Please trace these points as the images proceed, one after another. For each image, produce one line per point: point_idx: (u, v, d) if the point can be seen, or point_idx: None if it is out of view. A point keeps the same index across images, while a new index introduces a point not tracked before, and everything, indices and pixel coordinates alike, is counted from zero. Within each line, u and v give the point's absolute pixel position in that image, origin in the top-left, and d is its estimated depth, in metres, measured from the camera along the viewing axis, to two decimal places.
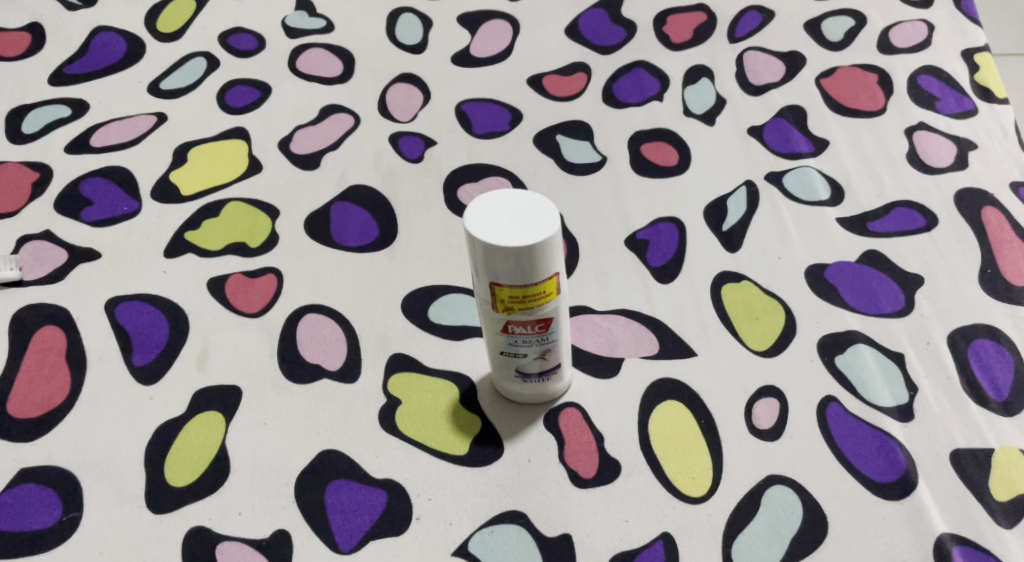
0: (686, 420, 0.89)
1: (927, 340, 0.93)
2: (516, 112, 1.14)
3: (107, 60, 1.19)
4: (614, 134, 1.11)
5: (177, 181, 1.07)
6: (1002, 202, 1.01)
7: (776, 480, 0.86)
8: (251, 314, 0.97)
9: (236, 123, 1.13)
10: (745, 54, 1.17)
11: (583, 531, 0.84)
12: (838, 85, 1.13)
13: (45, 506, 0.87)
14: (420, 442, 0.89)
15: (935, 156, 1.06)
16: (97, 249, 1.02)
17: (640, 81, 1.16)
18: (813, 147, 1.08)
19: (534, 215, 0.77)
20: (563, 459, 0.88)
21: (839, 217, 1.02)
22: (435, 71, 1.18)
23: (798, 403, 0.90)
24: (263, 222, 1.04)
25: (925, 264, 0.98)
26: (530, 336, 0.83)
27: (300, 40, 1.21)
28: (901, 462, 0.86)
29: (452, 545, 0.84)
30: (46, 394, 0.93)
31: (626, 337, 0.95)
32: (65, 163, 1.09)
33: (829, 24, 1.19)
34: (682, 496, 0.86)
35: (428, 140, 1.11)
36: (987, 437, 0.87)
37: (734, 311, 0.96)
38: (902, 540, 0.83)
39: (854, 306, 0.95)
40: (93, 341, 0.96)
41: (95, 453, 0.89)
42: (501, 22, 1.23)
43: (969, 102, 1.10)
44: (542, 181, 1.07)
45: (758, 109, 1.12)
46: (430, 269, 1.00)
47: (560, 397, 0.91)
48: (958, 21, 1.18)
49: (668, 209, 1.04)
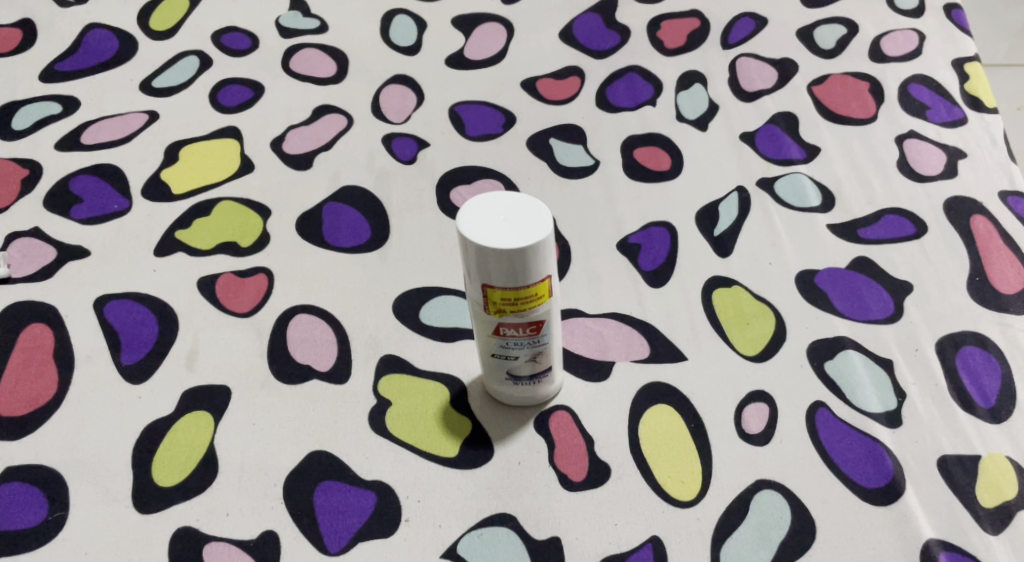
0: (676, 423, 0.90)
1: (916, 347, 0.93)
2: (510, 115, 1.14)
3: (100, 57, 1.18)
4: (607, 138, 1.11)
5: (168, 180, 1.07)
6: (991, 211, 1.02)
7: (766, 485, 0.86)
8: (241, 313, 0.97)
9: (228, 122, 1.13)
10: (739, 61, 1.17)
11: (572, 534, 0.84)
12: (830, 93, 1.14)
13: (30, 505, 0.86)
14: (410, 444, 0.89)
15: (924, 164, 1.06)
16: (87, 247, 1.02)
17: (633, 85, 1.16)
18: (806, 154, 1.08)
19: (527, 218, 0.78)
20: (553, 461, 0.88)
21: (831, 223, 1.02)
22: (429, 73, 1.18)
23: (788, 408, 0.90)
24: (255, 222, 1.04)
25: (915, 271, 0.98)
26: (522, 339, 0.82)
27: (294, 41, 1.21)
28: (889, 469, 0.87)
29: (441, 547, 0.84)
30: (34, 392, 0.92)
31: (618, 340, 0.95)
32: (55, 161, 1.09)
33: (822, 32, 1.20)
34: (671, 501, 0.86)
35: (422, 141, 1.11)
36: (974, 443, 0.88)
37: (725, 316, 0.96)
38: (889, 545, 0.83)
39: (844, 312, 0.96)
40: (81, 339, 0.95)
41: (83, 452, 0.89)
42: (496, 25, 1.23)
43: (960, 110, 1.11)
44: (535, 184, 1.07)
45: (751, 115, 1.12)
46: (422, 271, 1.00)
47: (551, 400, 0.91)
48: (949, 30, 1.19)
49: (661, 214, 1.04)
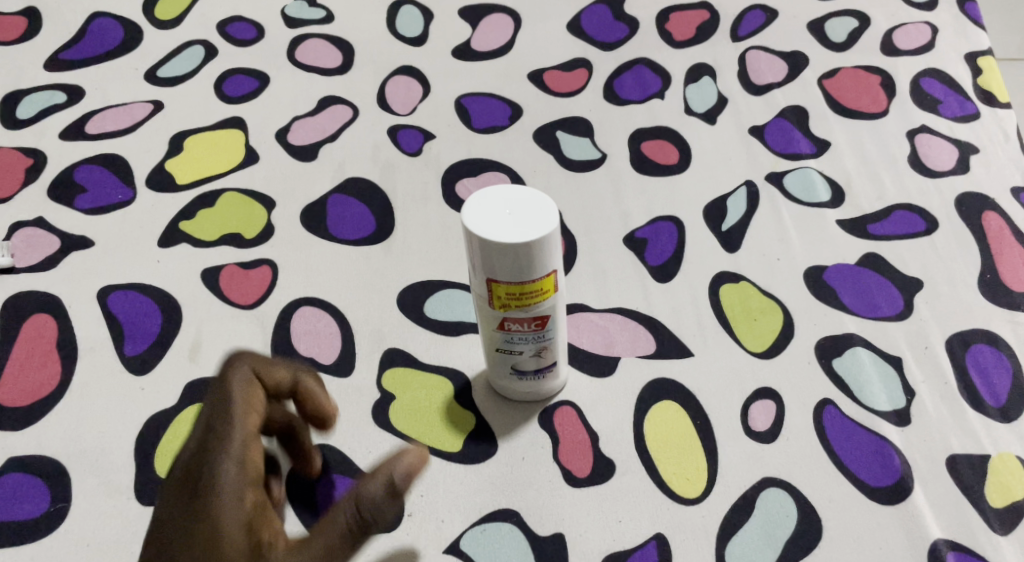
0: (681, 420, 0.89)
1: (925, 345, 0.92)
2: (516, 107, 1.13)
3: (105, 46, 1.18)
4: (614, 131, 1.10)
5: (173, 170, 1.06)
6: (1003, 208, 1.01)
7: (772, 483, 0.86)
8: (245, 305, 0.96)
9: (234, 112, 1.12)
10: (748, 54, 1.16)
11: (576, 531, 0.84)
12: (840, 86, 1.12)
13: (33, 496, 0.86)
14: (414, 440, 0.88)
15: (936, 159, 1.05)
16: (91, 237, 1.01)
17: (641, 78, 1.15)
18: (815, 148, 1.07)
19: (532, 212, 0.77)
20: (557, 457, 0.87)
21: (840, 218, 1.01)
22: (435, 64, 1.17)
23: (795, 405, 0.89)
24: (259, 214, 1.03)
25: (924, 267, 0.97)
26: (526, 334, 0.82)
27: (300, 30, 1.20)
28: (896, 467, 0.86)
29: (443, 542, 0.84)
30: (37, 382, 0.92)
31: (624, 336, 0.94)
32: (59, 150, 1.08)
33: (832, 25, 1.18)
34: (676, 498, 0.85)
35: (427, 133, 1.10)
36: (984, 442, 0.87)
37: (732, 311, 0.95)
38: (896, 544, 0.83)
39: (852, 309, 0.95)
40: (84, 330, 0.95)
41: (86, 443, 0.89)
42: (503, 16, 1.22)
43: (972, 105, 1.09)
44: (541, 176, 1.07)
45: (760, 108, 1.11)
46: (427, 265, 0.99)
47: (556, 395, 0.90)
48: (962, 23, 1.17)
49: (668, 208, 1.03)
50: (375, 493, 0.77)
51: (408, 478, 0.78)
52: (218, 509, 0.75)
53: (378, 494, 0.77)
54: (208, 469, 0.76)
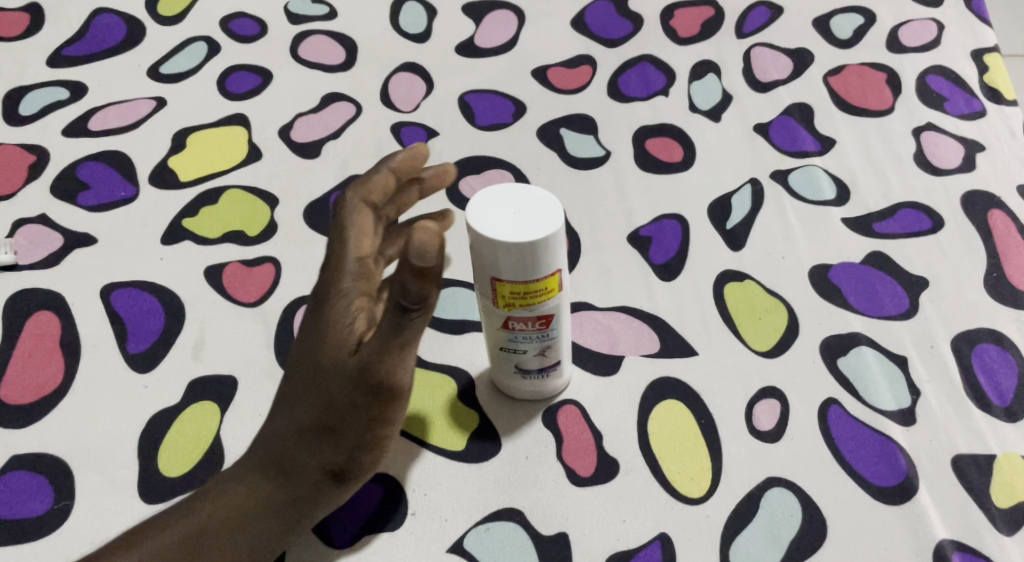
0: (685, 419, 0.89)
1: (931, 344, 0.92)
2: (520, 104, 1.12)
3: (107, 42, 1.17)
4: (618, 129, 1.09)
5: (176, 167, 1.06)
6: (1009, 206, 1.00)
7: (776, 482, 0.85)
8: (248, 303, 0.96)
9: (238, 109, 1.12)
10: (753, 50, 1.16)
11: (580, 530, 0.84)
12: (846, 83, 1.12)
13: (36, 494, 0.86)
14: (418, 438, 0.88)
15: (942, 157, 1.04)
16: (94, 234, 1.01)
17: (646, 74, 1.14)
18: (820, 146, 1.06)
19: (536, 212, 0.76)
20: (561, 457, 0.87)
21: (845, 217, 1.01)
22: (439, 60, 1.17)
23: (800, 404, 0.89)
24: (262, 211, 1.03)
25: (930, 266, 0.97)
26: (531, 333, 0.82)
27: (303, 27, 1.19)
28: (902, 467, 0.86)
29: (447, 541, 0.83)
30: (40, 380, 0.92)
31: (628, 335, 0.94)
32: (62, 147, 1.08)
33: (838, 21, 1.18)
34: (681, 498, 0.85)
35: (430, 131, 1.10)
36: (989, 442, 0.87)
37: (736, 310, 0.95)
38: (901, 544, 0.82)
39: (858, 308, 0.94)
40: (87, 327, 0.95)
41: (89, 440, 0.88)
42: (506, 12, 1.21)
43: (978, 102, 1.09)
44: (545, 174, 1.06)
45: (765, 105, 1.10)
46: None
47: (559, 394, 0.90)
48: (968, 20, 1.16)
49: (672, 206, 1.03)
50: (405, 281, 0.71)
51: (422, 260, 0.70)
52: (331, 309, 0.78)
53: (410, 286, 0.71)
54: (327, 273, 0.79)
